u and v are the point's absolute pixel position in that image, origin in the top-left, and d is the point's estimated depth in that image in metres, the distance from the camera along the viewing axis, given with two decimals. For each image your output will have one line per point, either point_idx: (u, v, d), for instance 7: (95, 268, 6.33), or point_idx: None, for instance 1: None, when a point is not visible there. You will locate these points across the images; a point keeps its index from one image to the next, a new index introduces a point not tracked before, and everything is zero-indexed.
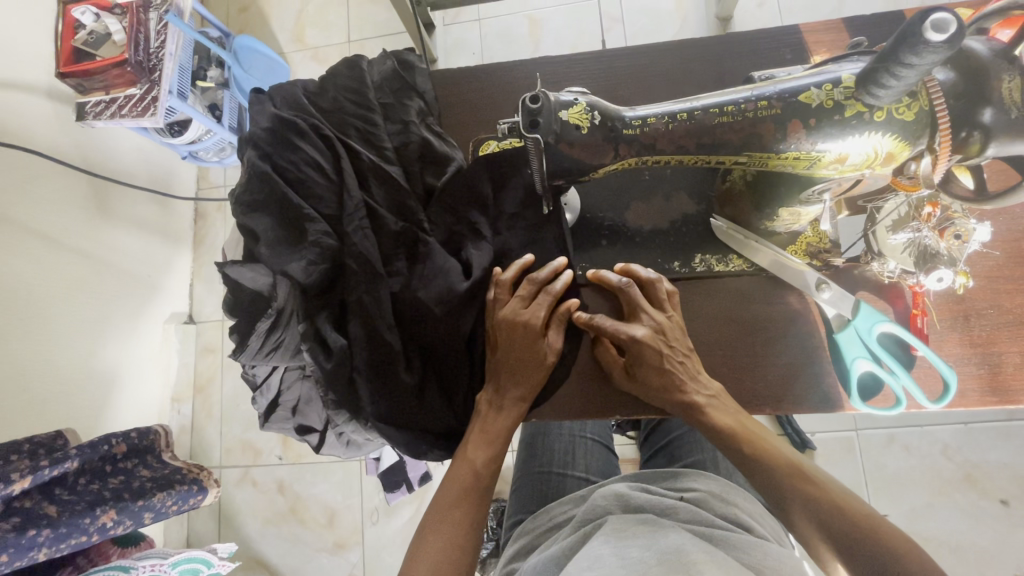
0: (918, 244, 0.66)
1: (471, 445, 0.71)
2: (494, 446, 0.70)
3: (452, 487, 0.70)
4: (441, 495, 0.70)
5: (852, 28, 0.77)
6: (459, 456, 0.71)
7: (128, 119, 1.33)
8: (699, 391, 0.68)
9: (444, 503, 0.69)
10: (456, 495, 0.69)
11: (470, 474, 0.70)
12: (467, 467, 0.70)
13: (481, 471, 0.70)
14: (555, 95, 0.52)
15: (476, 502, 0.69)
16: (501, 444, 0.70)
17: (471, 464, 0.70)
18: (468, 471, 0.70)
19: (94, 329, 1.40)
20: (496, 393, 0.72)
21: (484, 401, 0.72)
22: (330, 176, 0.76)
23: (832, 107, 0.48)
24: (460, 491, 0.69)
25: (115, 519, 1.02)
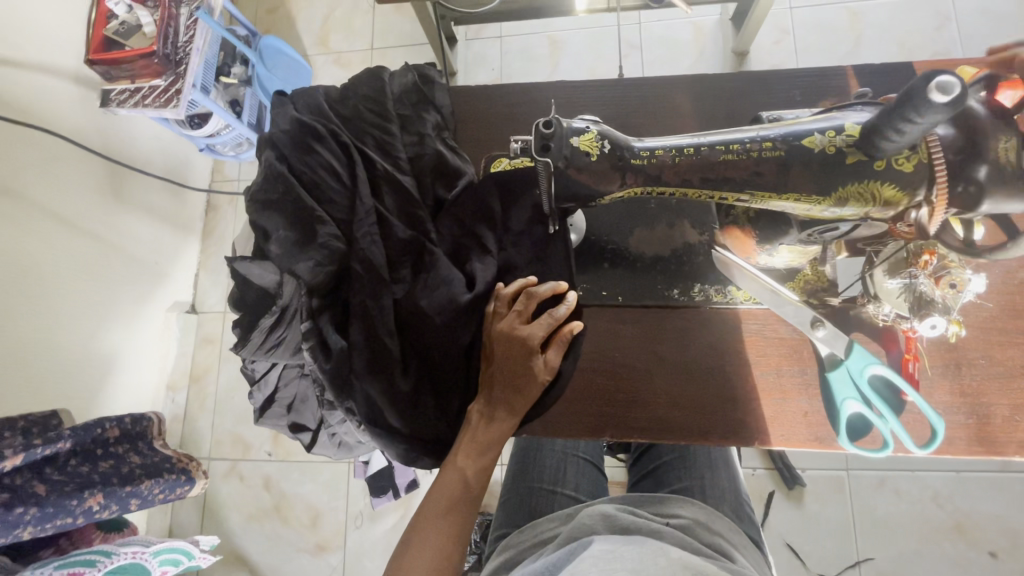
0: (913, 290, 0.67)
1: (460, 455, 0.71)
2: (484, 457, 0.71)
3: (440, 495, 0.70)
4: (430, 503, 0.71)
5: (862, 75, 0.79)
6: (448, 465, 0.72)
7: (150, 109, 1.37)
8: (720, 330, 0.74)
9: (432, 510, 0.70)
10: (444, 503, 0.70)
11: (459, 482, 0.71)
12: (456, 476, 0.71)
13: (469, 480, 0.71)
14: (568, 122, 0.53)
15: (463, 512, 0.71)
16: (490, 454, 0.71)
17: (460, 473, 0.71)
18: (457, 480, 0.71)
19: (98, 311, 1.41)
20: (487, 406, 0.72)
21: (476, 412, 0.72)
22: (344, 181, 0.78)
23: (834, 153, 0.50)
24: (449, 499, 0.70)
25: (101, 503, 1.05)
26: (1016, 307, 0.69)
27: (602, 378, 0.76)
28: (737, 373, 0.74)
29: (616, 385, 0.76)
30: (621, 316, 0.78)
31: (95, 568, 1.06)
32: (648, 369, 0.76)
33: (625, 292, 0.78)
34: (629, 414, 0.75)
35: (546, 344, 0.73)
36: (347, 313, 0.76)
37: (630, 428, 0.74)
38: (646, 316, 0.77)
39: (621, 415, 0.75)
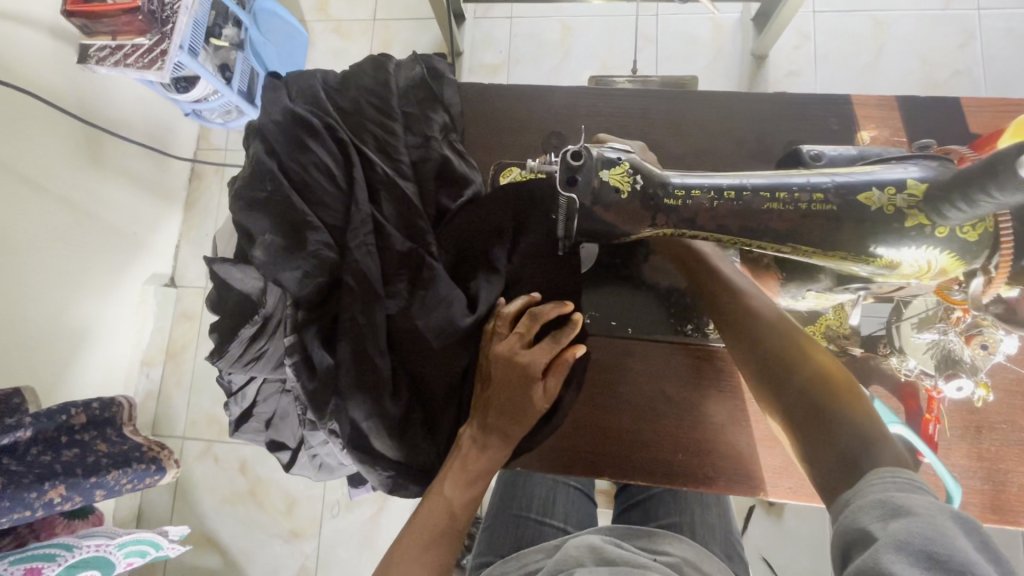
0: (942, 347, 0.64)
1: (448, 482, 0.66)
2: (475, 487, 0.66)
3: (423, 527, 0.65)
4: (411, 537, 0.64)
5: (907, 106, 0.73)
6: (433, 494, 0.66)
7: (132, 70, 1.26)
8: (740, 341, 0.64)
9: (412, 545, 0.64)
10: (427, 537, 0.64)
11: (444, 514, 0.65)
12: (443, 508, 0.65)
13: (456, 513, 0.66)
14: (599, 150, 0.48)
15: (448, 546, 0.65)
16: (481, 485, 0.67)
17: (446, 503, 0.65)
18: (443, 512, 0.65)
19: (69, 284, 1.33)
20: (480, 431, 0.67)
21: (467, 437, 0.67)
22: (340, 183, 0.71)
23: (892, 214, 0.45)
24: (433, 532, 0.65)
25: (63, 495, 1.01)
26: None
27: (607, 415, 0.72)
28: (747, 418, 0.71)
29: (621, 424, 0.72)
30: (630, 350, 0.74)
31: (54, 563, 1.01)
32: (655, 408, 0.72)
33: (634, 324, 0.74)
34: (631, 454, 0.71)
35: (546, 371, 0.68)
36: (335, 328, 0.70)
37: (632, 470, 0.70)
38: (657, 352, 0.73)
39: (624, 455, 0.71)
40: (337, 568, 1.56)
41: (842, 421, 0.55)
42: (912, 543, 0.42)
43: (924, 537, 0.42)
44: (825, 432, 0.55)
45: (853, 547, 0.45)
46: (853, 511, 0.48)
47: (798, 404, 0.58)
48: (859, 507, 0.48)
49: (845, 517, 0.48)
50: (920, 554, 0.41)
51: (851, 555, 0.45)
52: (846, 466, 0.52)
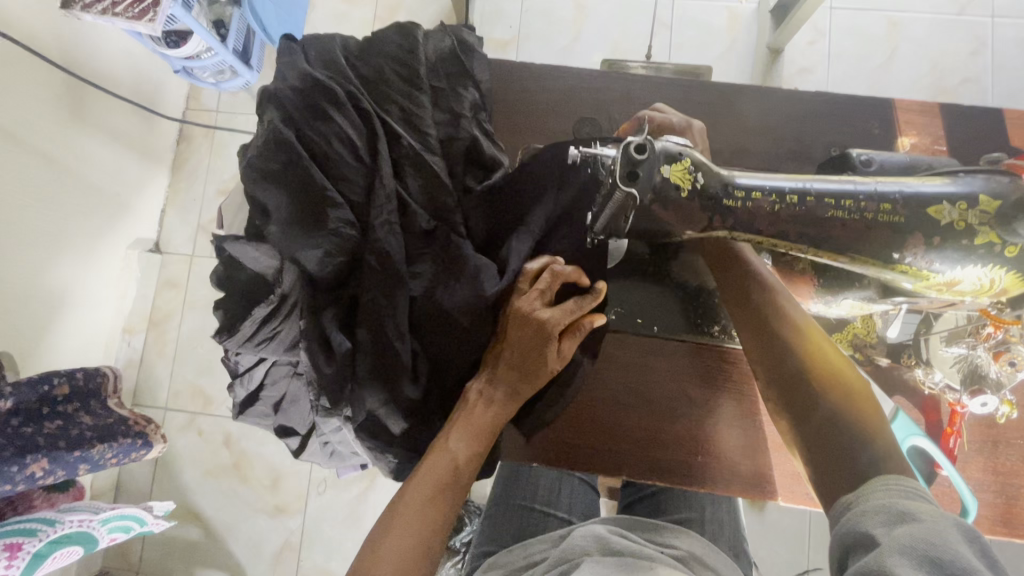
0: (969, 362, 0.64)
1: (454, 435, 0.61)
2: (482, 441, 0.61)
3: (426, 479, 0.58)
4: (413, 489, 0.58)
5: (946, 114, 0.72)
6: (437, 448, 0.61)
7: (121, 20, 1.16)
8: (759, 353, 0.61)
9: (414, 498, 0.57)
10: (430, 488, 0.58)
11: (449, 468, 0.59)
12: (447, 459, 0.60)
13: (461, 466, 0.60)
14: (661, 143, 0.45)
15: (450, 503, 0.58)
16: (486, 441, 0.62)
17: (450, 456, 0.60)
18: (446, 464, 0.59)
19: (48, 246, 1.25)
20: (487, 383, 0.64)
21: (474, 392, 0.64)
22: (361, 156, 0.66)
23: (962, 229, 0.43)
24: (437, 485, 0.58)
25: (45, 469, 0.98)
26: None
27: (626, 407, 0.71)
28: (765, 421, 0.70)
29: (641, 424, 0.70)
30: (653, 347, 0.72)
31: (35, 538, 0.97)
32: (677, 409, 0.71)
33: (660, 322, 0.72)
34: (651, 450, 0.70)
35: (563, 332, 0.65)
36: (354, 310, 0.67)
37: (648, 469, 0.70)
38: (682, 353, 0.72)
39: (640, 452, 0.70)
40: (322, 545, 1.54)
41: (856, 443, 0.52)
42: (917, 549, 0.42)
43: (926, 544, 0.43)
44: (836, 452, 0.53)
45: (855, 549, 0.46)
46: (860, 513, 0.47)
47: (817, 423, 0.55)
48: (863, 510, 0.48)
49: (848, 519, 0.48)
50: (924, 560, 0.41)
51: (852, 556, 0.46)
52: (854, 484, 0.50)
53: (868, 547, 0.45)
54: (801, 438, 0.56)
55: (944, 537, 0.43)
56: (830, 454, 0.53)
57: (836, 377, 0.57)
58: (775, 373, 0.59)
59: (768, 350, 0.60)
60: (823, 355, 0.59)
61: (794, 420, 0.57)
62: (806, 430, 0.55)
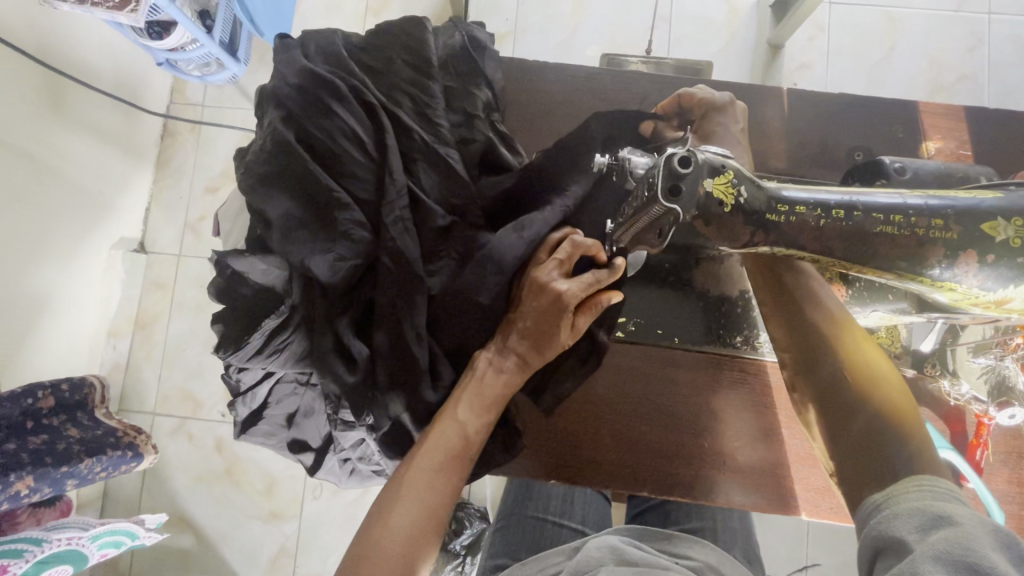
0: (997, 373, 0.63)
1: (462, 406, 0.59)
2: (491, 413, 0.59)
3: (433, 449, 0.56)
4: (420, 460, 0.56)
5: (970, 118, 0.70)
6: (445, 416, 0.59)
7: (100, 10, 1.11)
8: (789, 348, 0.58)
9: (422, 468, 0.55)
10: (438, 459, 0.56)
11: (457, 438, 0.57)
12: (455, 429, 0.58)
13: (470, 437, 0.58)
14: (703, 154, 0.42)
15: (458, 474, 0.57)
16: (496, 413, 0.60)
17: (460, 427, 0.58)
18: (455, 436, 0.57)
19: (28, 249, 1.19)
20: (497, 354, 0.61)
21: (483, 360, 0.62)
22: (369, 152, 0.62)
23: (1018, 247, 0.41)
24: (445, 457, 0.56)
25: (30, 487, 0.92)
26: None
27: (639, 407, 0.69)
28: (789, 434, 0.68)
29: (664, 438, 0.68)
30: (675, 359, 0.70)
31: (23, 559, 0.93)
32: (700, 421, 0.69)
33: (681, 332, 0.70)
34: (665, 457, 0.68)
35: (579, 308, 0.61)
36: (370, 313, 0.64)
37: (671, 484, 0.67)
38: (703, 363, 0.70)
39: (664, 467, 0.68)
40: (319, 551, 1.51)
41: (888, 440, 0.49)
42: (953, 555, 0.38)
43: (963, 549, 0.39)
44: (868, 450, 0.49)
45: (885, 555, 0.43)
46: (891, 516, 0.44)
47: (852, 420, 0.51)
48: (894, 513, 0.44)
49: (879, 522, 0.45)
50: (960, 567, 0.38)
51: (882, 561, 0.43)
52: (881, 478, 0.47)
53: (899, 551, 0.41)
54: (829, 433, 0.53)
55: (988, 550, 0.38)
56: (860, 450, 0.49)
57: (877, 373, 0.53)
58: (809, 364, 0.55)
59: (800, 341, 0.56)
60: (861, 348, 0.55)
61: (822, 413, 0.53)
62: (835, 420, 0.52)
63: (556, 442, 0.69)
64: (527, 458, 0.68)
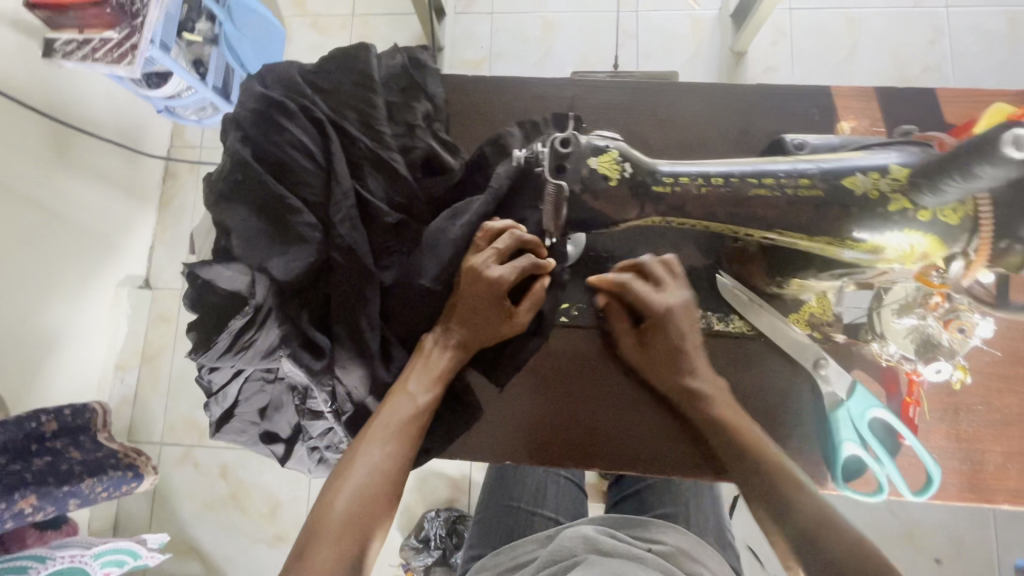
0: (921, 331, 0.65)
1: (412, 379, 0.66)
2: (438, 386, 0.66)
3: (386, 419, 0.64)
4: (375, 429, 0.63)
5: (883, 98, 0.74)
6: (397, 390, 0.66)
7: (101, 64, 1.23)
8: (700, 380, 0.67)
9: (375, 435, 0.63)
10: (389, 428, 0.63)
11: (408, 409, 0.64)
12: (406, 402, 0.65)
13: (420, 409, 0.65)
14: (587, 138, 0.47)
15: (408, 442, 0.64)
16: (442, 387, 0.67)
17: (411, 399, 0.65)
18: (405, 407, 0.64)
19: (39, 288, 1.28)
20: (442, 335, 0.69)
21: (430, 340, 0.69)
22: (318, 160, 0.68)
23: (877, 199, 0.45)
24: (397, 425, 0.64)
25: (34, 505, 0.98)
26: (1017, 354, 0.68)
27: (557, 412, 0.72)
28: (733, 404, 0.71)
29: (610, 415, 0.72)
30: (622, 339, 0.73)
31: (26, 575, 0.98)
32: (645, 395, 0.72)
33: None
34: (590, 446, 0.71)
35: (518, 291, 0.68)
36: (327, 308, 0.69)
37: (620, 459, 0.71)
38: None
39: (614, 442, 0.71)
40: None
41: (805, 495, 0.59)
42: None
43: None
44: (773, 492, 0.62)
45: None
46: None
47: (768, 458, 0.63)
48: None
49: None
50: None
51: None
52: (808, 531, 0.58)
53: None
54: (736, 466, 0.65)
55: None
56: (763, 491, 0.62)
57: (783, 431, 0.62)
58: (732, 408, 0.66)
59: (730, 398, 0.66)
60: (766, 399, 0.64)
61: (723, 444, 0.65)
62: (738, 456, 0.65)
63: (508, 429, 0.71)
64: (480, 445, 0.71)
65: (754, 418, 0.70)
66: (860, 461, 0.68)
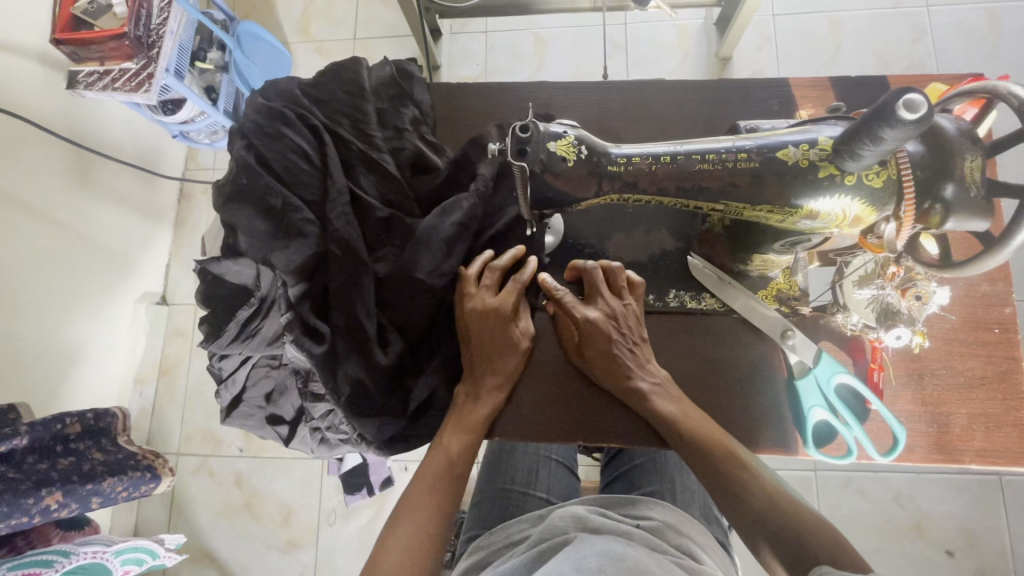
0: (881, 301, 0.69)
1: (444, 435, 0.71)
2: (471, 435, 0.71)
3: (425, 476, 0.69)
4: (416, 485, 0.69)
5: (838, 88, 0.80)
6: (434, 446, 0.71)
7: (120, 93, 1.31)
8: (643, 377, 0.71)
9: (418, 491, 0.69)
10: (428, 483, 0.69)
11: (443, 462, 0.70)
12: (442, 457, 0.70)
13: (454, 458, 0.70)
14: (546, 126, 0.54)
15: (447, 492, 0.69)
16: (478, 435, 0.71)
17: (444, 453, 0.70)
18: (442, 460, 0.70)
19: (63, 303, 1.36)
20: (471, 386, 0.73)
21: (462, 393, 0.73)
22: (315, 163, 0.75)
23: (807, 166, 0.52)
24: (432, 478, 0.69)
25: (60, 502, 0.93)
26: (976, 320, 0.72)
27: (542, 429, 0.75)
28: (709, 376, 0.74)
29: (599, 397, 0.76)
30: None
31: (52, 569, 0.98)
32: None
33: None
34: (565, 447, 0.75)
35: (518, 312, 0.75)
36: (326, 297, 0.74)
37: (605, 434, 0.75)
38: None
39: (599, 422, 0.75)
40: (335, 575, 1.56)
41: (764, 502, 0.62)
42: None
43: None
44: (727, 483, 0.65)
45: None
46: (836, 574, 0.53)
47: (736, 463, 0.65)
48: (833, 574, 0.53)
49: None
50: None
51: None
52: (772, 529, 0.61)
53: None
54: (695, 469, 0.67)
55: None
56: (718, 483, 0.65)
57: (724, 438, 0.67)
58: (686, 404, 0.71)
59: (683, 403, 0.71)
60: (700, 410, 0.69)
61: (676, 438, 0.68)
62: (678, 445, 0.68)
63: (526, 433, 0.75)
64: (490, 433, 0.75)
65: (729, 391, 0.74)
66: (829, 425, 0.71)
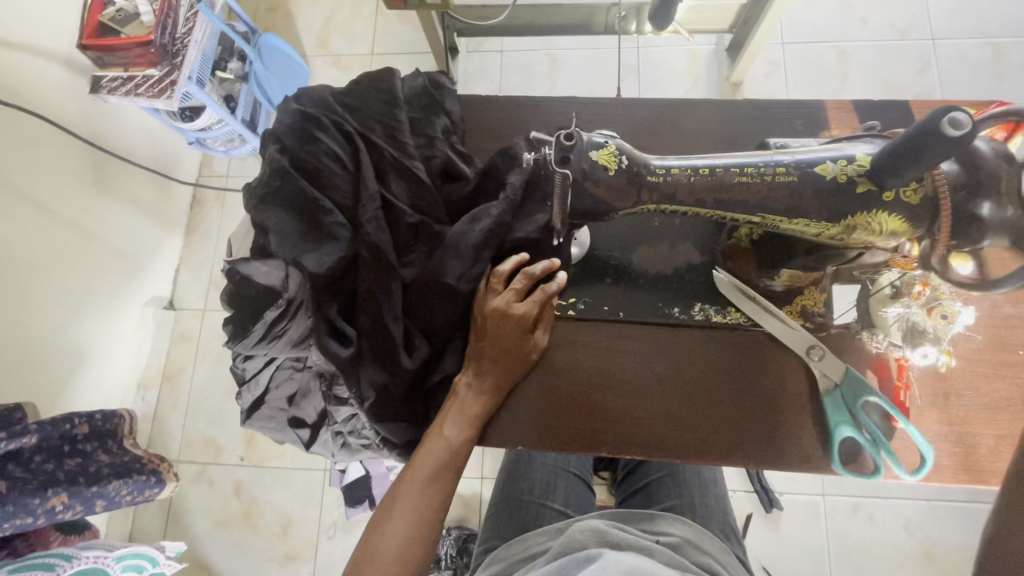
0: (907, 320, 0.69)
1: (448, 424, 0.71)
2: (472, 427, 0.71)
3: (424, 464, 0.68)
4: (413, 471, 0.68)
5: (861, 111, 0.82)
6: (434, 434, 0.70)
7: (143, 99, 1.33)
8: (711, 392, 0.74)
9: (415, 478, 0.68)
10: (427, 472, 0.68)
11: (444, 451, 0.69)
12: (442, 445, 0.69)
13: (455, 449, 0.70)
14: (589, 135, 0.57)
15: (444, 481, 0.68)
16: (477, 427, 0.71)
17: (446, 442, 0.70)
18: (442, 449, 0.69)
19: (71, 303, 1.35)
20: (475, 377, 0.73)
21: (464, 383, 0.73)
22: (348, 168, 0.76)
23: (845, 181, 0.55)
24: (433, 467, 0.68)
25: (65, 503, 0.90)
26: (1001, 341, 0.72)
27: (546, 428, 0.75)
28: (733, 388, 0.75)
29: (612, 401, 0.75)
30: (624, 333, 0.77)
31: None
32: (647, 386, 0.75)
33: (626, 308, 0.78)
34: (566, 442, 0.74)
35: (536, 324, 0.76)
36: (354, 301, 0.75)
37: (621, 442, 0.74)
38: (650, 336, 0.77)
39: (616, 429, 0.74)
40: None
41: None
42: None
43: None
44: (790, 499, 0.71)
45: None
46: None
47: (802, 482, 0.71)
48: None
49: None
50: None
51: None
52: None
53: None
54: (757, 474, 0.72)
55: None
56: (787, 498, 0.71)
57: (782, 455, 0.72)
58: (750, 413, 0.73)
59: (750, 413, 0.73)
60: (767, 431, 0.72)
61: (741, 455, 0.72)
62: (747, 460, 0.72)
63: (538, 433, 0.75)
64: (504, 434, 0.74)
65: (750, 405, 0.74)
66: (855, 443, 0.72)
